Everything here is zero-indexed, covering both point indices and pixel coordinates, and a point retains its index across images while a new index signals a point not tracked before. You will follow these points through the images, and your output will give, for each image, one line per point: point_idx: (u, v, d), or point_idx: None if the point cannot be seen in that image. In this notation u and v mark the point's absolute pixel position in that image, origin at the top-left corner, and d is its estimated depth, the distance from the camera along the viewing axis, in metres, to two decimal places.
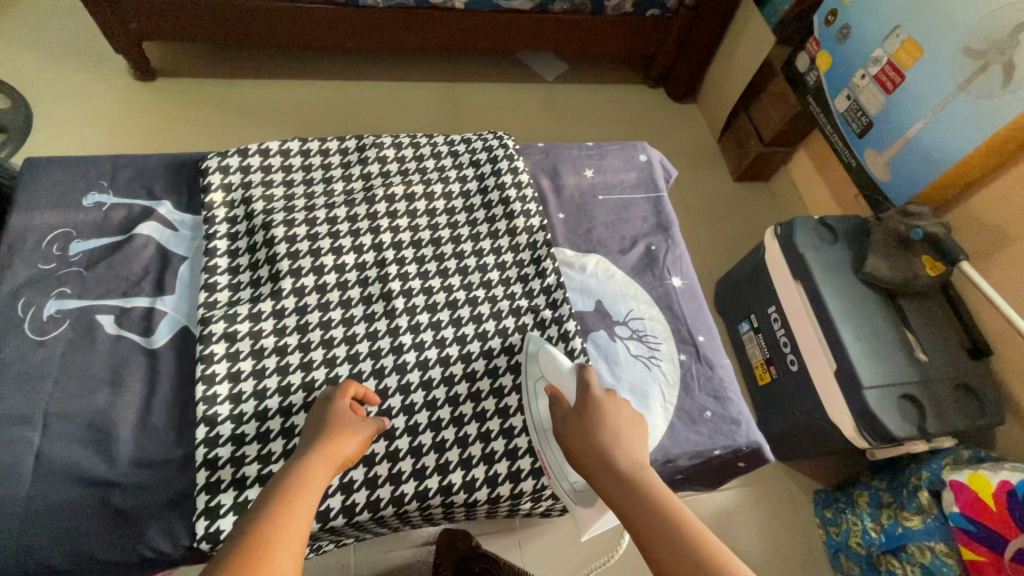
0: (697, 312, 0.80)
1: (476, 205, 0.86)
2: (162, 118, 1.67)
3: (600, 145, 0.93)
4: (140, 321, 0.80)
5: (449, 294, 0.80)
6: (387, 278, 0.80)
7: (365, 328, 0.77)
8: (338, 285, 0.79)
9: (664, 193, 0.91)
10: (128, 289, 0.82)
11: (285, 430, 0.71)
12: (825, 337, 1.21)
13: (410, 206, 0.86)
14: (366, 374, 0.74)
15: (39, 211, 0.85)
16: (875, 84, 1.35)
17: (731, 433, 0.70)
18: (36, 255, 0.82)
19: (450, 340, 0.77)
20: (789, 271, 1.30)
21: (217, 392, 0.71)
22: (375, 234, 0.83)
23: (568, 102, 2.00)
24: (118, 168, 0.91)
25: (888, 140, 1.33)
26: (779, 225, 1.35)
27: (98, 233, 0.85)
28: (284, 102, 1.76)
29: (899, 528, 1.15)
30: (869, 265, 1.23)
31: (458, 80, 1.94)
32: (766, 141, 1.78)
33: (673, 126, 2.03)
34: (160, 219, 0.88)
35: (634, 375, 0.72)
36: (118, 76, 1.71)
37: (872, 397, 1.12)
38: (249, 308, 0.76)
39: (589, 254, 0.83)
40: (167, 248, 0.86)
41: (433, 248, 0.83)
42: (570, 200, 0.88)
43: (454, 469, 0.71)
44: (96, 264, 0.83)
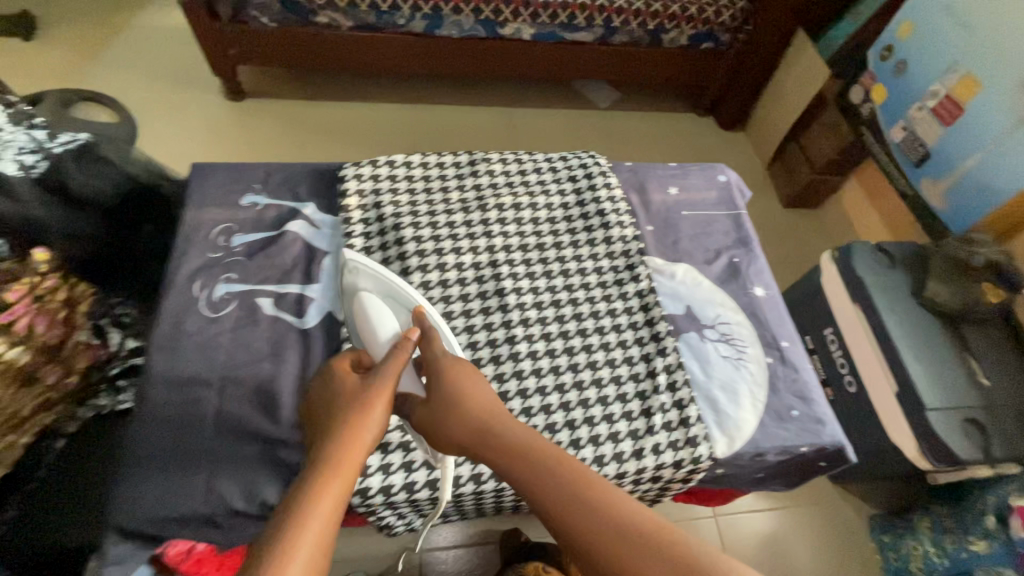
0: (780, 320, 0.85)
1: (574, 214, 0.90)
2: (249, 135, 1.82)
3: (683, 166, 0.98)
4: (294, 305, 0.88)
5: (553, 295, 0.82)
6: (500, 276, 0.83)
7: (482, 321, 0.80)
8: (458, 285, 0.82)
9: (742, 210, 0.96)
10: (283, 277, 0.90)
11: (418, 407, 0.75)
12: (887, 358, 1.23)
13: (518, 215, 0.89)
14: (484, 363, 0.77)
15: (206, 207, 0.93)
16: (933, 116, 1.39)
17: (817, 432, 0.75)
18: (205, 245, 0.90)
19: (558, 336, 0.79)
20: (847, 293, 1.33)
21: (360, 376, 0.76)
22: (488, 239, 0.86)
23: (621, 128, 2.09)
24: (269, 173, 0.99)
25: (946, 170, 1.37)
26: (836, 249, 1.39)
27: (255, 227, 0.93)
28: (357, 123, 1.90)
29: (963, 553, 1.16)
30: (929, 290, 1.26)
31: (517, 106, 2.05)
32: (818, 169, 1.82)
33: (722, 152, 2.10)
34: (306, 218, 0.94)
35: (725, 375, 0.77)
36: (212, 97, 1.88)
37: (935, 419, 1.14)
38: (384, 301, 0.81)
39: (677, 262, 0.87)
40: (312, 244, 0.93)
41: (540, 251, 0.86)
42: (658, 213, 0.92)
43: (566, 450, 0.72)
44: (256, 254, 0.91)
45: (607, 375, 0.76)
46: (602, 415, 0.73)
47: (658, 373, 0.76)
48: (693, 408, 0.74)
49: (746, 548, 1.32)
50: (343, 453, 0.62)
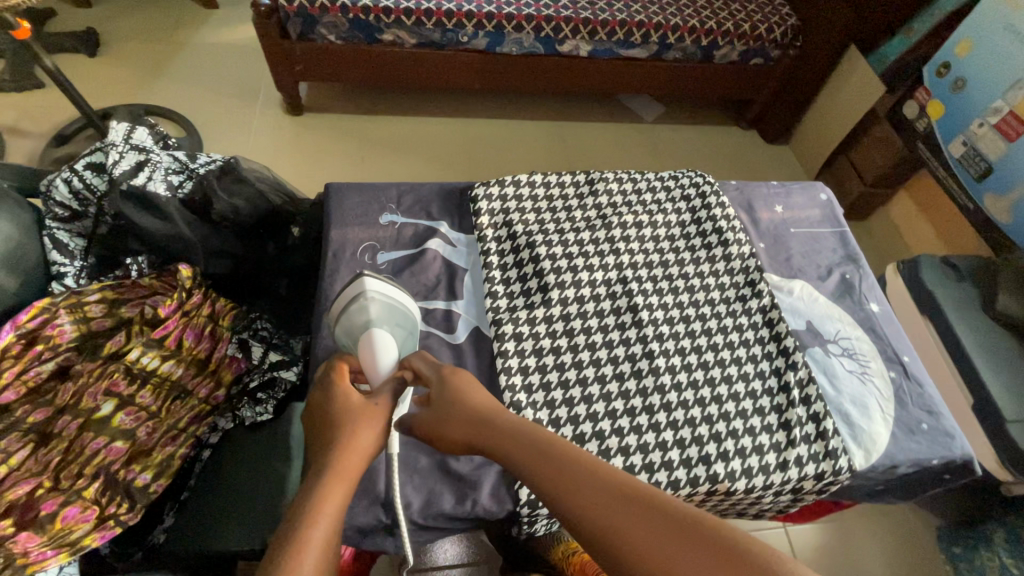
0: (897, 335, 0.87)
1: (692, 232, 0.93)
2: (310, 148, 1.86)
3: (784, 185, 1.01)
4: (442, 321, 0.83)
5: (682, 311, 0.85)
6: (632, 292, 0.86)
7: (619, 336, 0.83)
8: (592, 299, 0.85)
9: (845, 228, 0.99)
10: (427, 294, 0.85)
11: (572, 418, 0.76)
12: (963, 371, 1.25)
13: (640, 232, 0.92)
14: (627, 376, 0.79)
15: (347, 224, 0.88)
16: (996, 132, 1.42)
17: (947, 444, 0.77)
18: (353, 262, 0.85)
19: (692, 351, 0.82)
20: (917, 306, 1.35)
21: (515, 382, 0.78)
22: (616, 255, 0.89)
23: (667, 141, 2.13)
24: (401, 193, 0.93)
25: (1011, 184, 1.40)
26: (902, 262, 1.42)
27: (397, 245, 0.88)
28: (413, 137, 1.94)
29: None
30: (1001, 303, 1.28)
31: (567, 120, 2.10)
32: (868, 183, 1.85)
33: (768, 165, 2.13)
34: (443, 236, 0.90)
35: (853, 389, 0.79)
36: (273, 111, 1.92)
37: (1016, 431, 1.16)
38: (527, 314, 0.83)
39: (794, 279, 0.90)
40: (452, 262, 0.88)
41: (664, 267, 0.89)
42: (767, 231, 0.95)
43: (716, 461, 0.74)
44: (402, 271, 0.85)
45: (742, 389, 0.79)
46: (744, 428, 0.76)
47: (791, 387, 0.78)
48: (829, 422, 0.76)
49: (819, 558, 1.33)
50: (332, 468, 0.56)
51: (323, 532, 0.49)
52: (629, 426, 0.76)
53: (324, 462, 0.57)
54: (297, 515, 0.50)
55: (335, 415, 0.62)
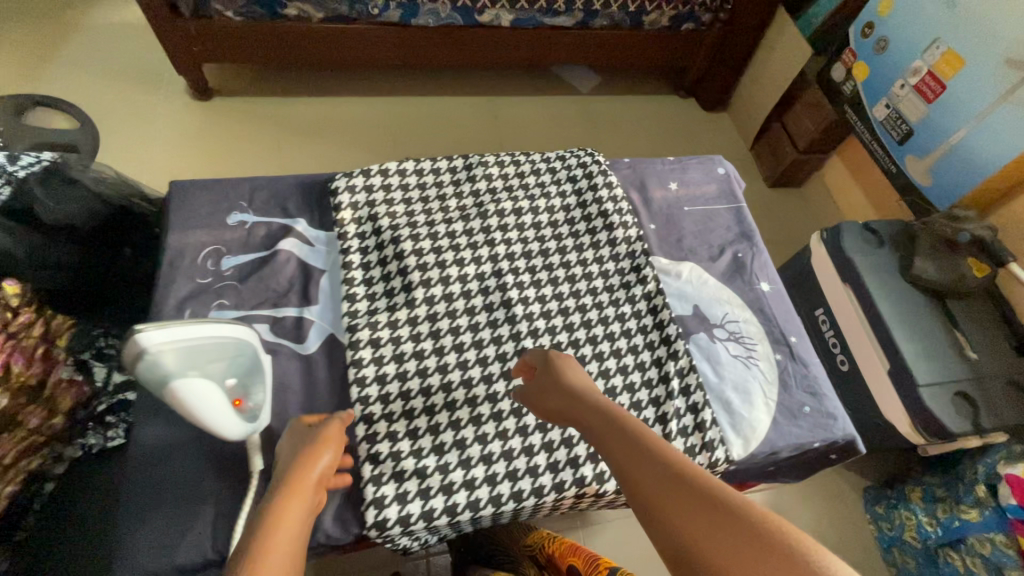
0: (787, 314, 0.87)
1: (576, 218, 0.92)
2: (221, 134, 1.75)
3: (681, 160, 1.00)
4: (292, 329, 0.82)
5: (560, 303, 0.84)
6: (506, 286, 0.85)
7: (490, 333, 0.82)
8: (463, 295, 0.84)
9: (743, 204, 0.99)
10: (278, 301, 0.84)
11: (432, 427, 0.76)
12: (880, 338, 1.25)
13: (518, 220, 0.91)
14: (496, 377, 0.80)
15: (191, 229, 0.85)
16: (915, 94, 1.40)
17: (828, 427, 0.78)
18: (193, 270, 0.83)
19: (566, 345, 0.81)
20: (839, 274, 1.35)
21: (369, 393, 0.77)
22: (491, 247, 0.88)
23: (603, 113, 2.06)
24: (255, 190, 0.92)
25: (930, 147, 1.38)
26: (825, 230, 1.40)
27: (246, 249, 0.86)
28: (334, 119, 1.83)
29: (956, 522, 1.19)
30: (917, 267, 1.28)
31: (497, 95, 2.01)
32: (802, 148, 1.82)
33: (705, 134, 2.09)
34: (299, 235, 0.88)
35: (737, 374, 0.80)
36: (177, 96, 1.79)
37: (928, 395, 1.17)
38: (387, 316, 0.81)
39: (683, 261, 0.89)
40: (307, 263, 0.87)
41: (543, 257, 0.88)
42: (660, 211, 0.94)
43: (584, 463, 0.76)
44: (249, 277, 0.84)
45: (619, 383, 0.78)
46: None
47: (671, 378, 0.78)
48: (707, 414, 0.76)
49: None
50: (291, 482, 0.62)
51: (286, 537, 0.55)
52: (493, 432, 0.76)
53: (282, 479, 0.62)
54: (259, 525, 0.55)
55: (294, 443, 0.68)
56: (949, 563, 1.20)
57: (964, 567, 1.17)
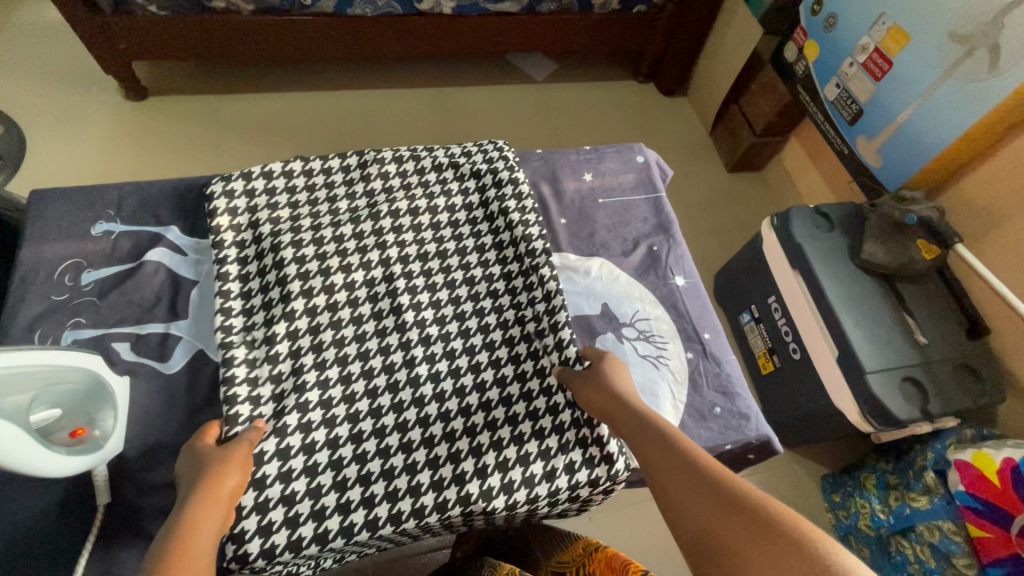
0: (701, 310, 0.87)
1: (478, 217, 0.91)
2: (157, 134, 1.68)
3: (597, 149, 1.00)
4: (156, 346, 0.80)
5: (456, 307, 0.84)
6: (396, 292, 0.83)
7: (377, 343, 0.80)
8: (349, 304, 0.82)
9: (662, 192, 0.99)
10: (143, 316, 0.82)
11: (305, 446, 0.72)
12: (828, 324, 1.22)
13: (415, 221, 0.90)
14: (381, 391, 0.77)
15: (50, 242, 0.83)
16: (864, 72, 1.36)
17: (741, 427, 0.77)
18: (49, 287, 0.81)
19: (460, 351, 0.81)
20: (787, 261, 1.31)
21: (239, 411, 0.72)
22: (382, 251, 0.86)
23: (558, 102, 2.01)
24: (124, 197, 0.89)
25: (878, 126, 1.34)
26: (775, 216, 1.36)
27: (108, 262, 0.84)
28: (276, 115, 1.78)
29: (906, 509, 1.16)
30: (866, 251, 1.25)
31: (449, 85, 1.96)
32: (758, 132, 1.78)
33: (664, 119, 2.04)
34: (168, 245, 0.86)
35: (644, 376, 0.79)
36: (110, 96, 1.72)
37: (875, 382, 1.14)
38: (265, 331, 0.78)
39: (593, 257, 0.89)
40: (178, 274, 0.85)
41: (440, 261, 0.87)
42: (571, 204, 0.94)
43: (471, 480, 0.72)
44: (110, 292, 0.82)
45: (517, 391, 0.78)
46: (510, 438, 0.75)
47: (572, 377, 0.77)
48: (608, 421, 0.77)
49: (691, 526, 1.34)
50: (204, 496, 0.58)
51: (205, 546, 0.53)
52: (373, 450, 0.73)
53: (192, 498, 0.58)
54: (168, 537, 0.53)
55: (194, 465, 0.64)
56: (901, 551, 1.16)
57: (914, 556, 1.13)
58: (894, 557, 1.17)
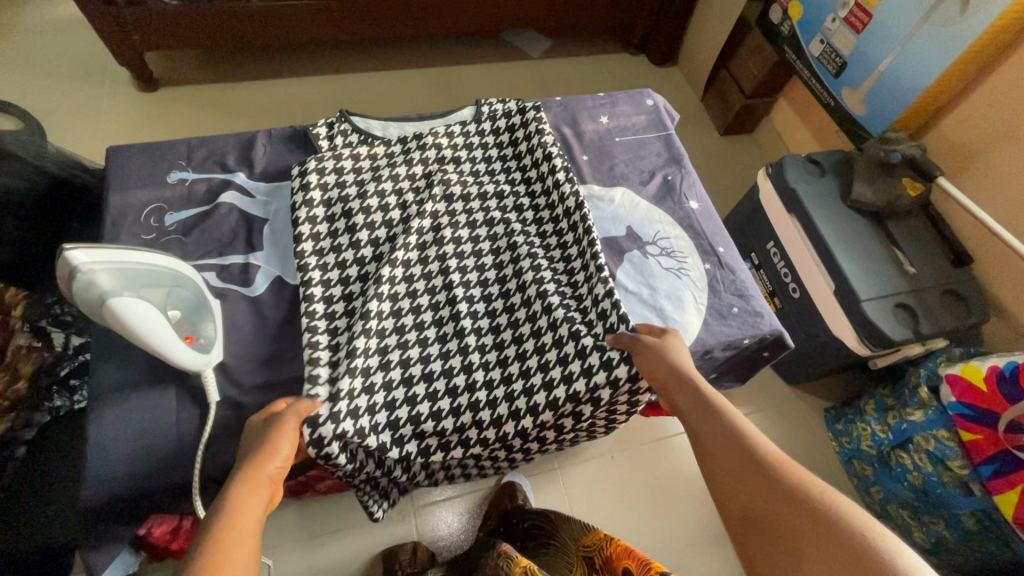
0: (714, 229, 0.96)
1: (524, 203, 0.96)
2: (172, 123, 1.74)
3: (611, 95, 1.08)
4: (239, 274, 0.87)
5: (501, 287, 0.89)
6: (448, 271, 0.89)
7: (432, 317, 0.86)
8: (406, 280, 0.87)
9: (671, 130, 1.07)
10: (224, 249, 0.89)
11: (366, 389, 0.80)
12: (824, 260, 1.31)
13: (465, 202, 0.94)
14: (434, 358, 0.84)
15: (132, 190, 0.90)
16: (846, 26, 1.44)
17: (756, 323, 0.87)
18: (137, 228, 0.88)
19: (506, 326, 0.86)
20: (784, 205, 1.40)
21: (320, 356, 0.80)
22: (436, 233, 0.91)
23: (554, 76, 2.09)
24: (192, 149, 0.96)
25: (862, 76, 1.43)
26: (770, 165, 1.46)
27: (187, 204, 0.91)
28: (285, 101, 1.85)
29: (903, 424, 1.25)
30: (856, 192, 1.34)
31: (448, 66, 2.03)
32: (749, 93, 1.87)
33: (657, 88, 2.13)
34: (238, 188, 0.93)
35: (669, 285, 0.88)
36: (123, 88, 1.77)
37: (870, 308, 1.23)
38: (341, 297, 0.86)
39: (615, 187, 0.98)
40: (249, 214, 0.92)
41: (492, 243, 0.92)
42: (591, 142, 1.03)
43: (506, 422, 0.81)
44: (193, 229, 0.89)
45: (550, 341, 0.84)
46: (541, 384, 0.82)
47: (608, 314, 0.84)
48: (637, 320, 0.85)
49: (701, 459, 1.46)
50: (246, 481, 0.61)
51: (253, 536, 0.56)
52: (427, 412, 0.80)
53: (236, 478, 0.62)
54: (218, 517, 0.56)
55: (248, 445, 0.67)
56: (901, 463, 1.26)
57: (912, 464, 1.22)
58: (895, 470, 1.27)
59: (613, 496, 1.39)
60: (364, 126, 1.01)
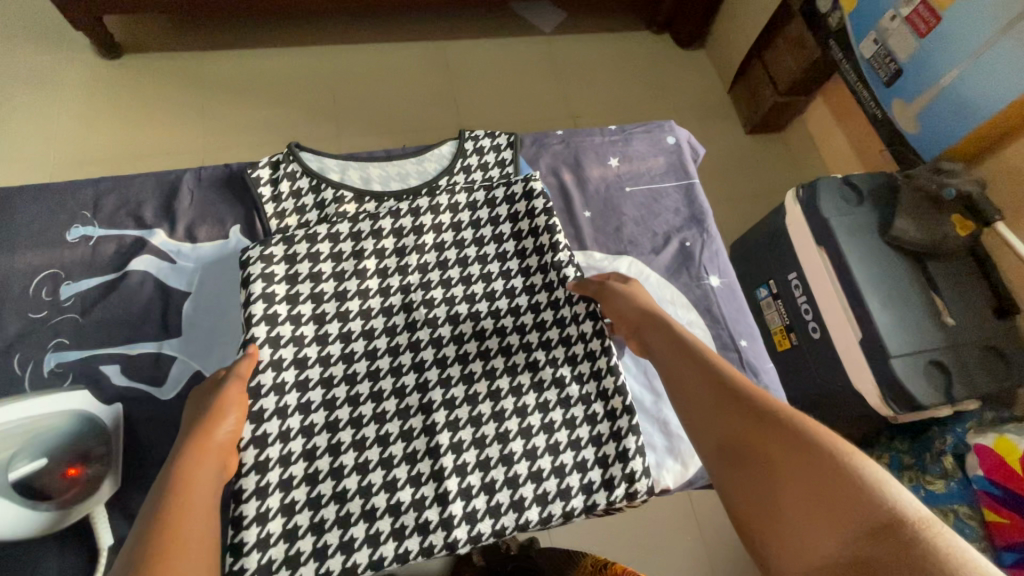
0: (736, 311, 0.90)
1: (517, 288, 0.81)
2: (137, 98, 1.57)
3: (625, 130, 0.99)
4: (146, 370, 0.83)
5: (494, 405, 0.74)
6: (426, 386, 0.74)
7: (402, 449, 0.71)
8: (372, 396, 0.73)
9: (694, 177, 0.99)
10: (131, 335, 0.85)
11: (317, 551, 0.66)
12: (852, 306, 1.17)
13: (447, 294, 0.80)
14: (405, 507, 0.68)
15: (22, 253, 0.86)
16: (906, 27, 1.23)
17: None
18: (27, 303, 0.84)
19: (495, 458, 0.72)
20: (812, 237, 1.25)
21: (244, 512, 0.65)
22: (412, 332, 0.77)
23: (566, 57, 1.87)
24: (101, 196, 0.91)
25: (919, 89, 1.24)
26: (801, 186, 1.29)
27: (89, 273, 0.87)
28: (264, 76, 1.66)
29: (921, 491, 1.14)
30: (897, 228, 1.18)
31: (449, 39, 1.82)
32: (783, 91, 1.67)
33: (680, 74, 1.91)
34: (152, 252, 0.88)
35: None
36: (84, 55, 1.58)
37: (899, 367, 1.11)
38: (279, 425, 0.69)
39: (622, 256, 0.90)
40: (165, 283, 0.88)
41: (478, 342, 0.78)
42: (597, 194, 0.95)
43: None
44: (92, 306, 0.85)
45: (546, 465, 0.72)
46: (537, 519, 0.70)
47: (604, 440, 0.74)
48: (643, 435, 0.84)
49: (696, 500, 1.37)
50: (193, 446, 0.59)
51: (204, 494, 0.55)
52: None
53: (181, 445, 0.59)
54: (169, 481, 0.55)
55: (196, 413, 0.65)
56: None
57: None
58: None
59: (600, 537, 1.31)
60: (318, 167, 0.87)
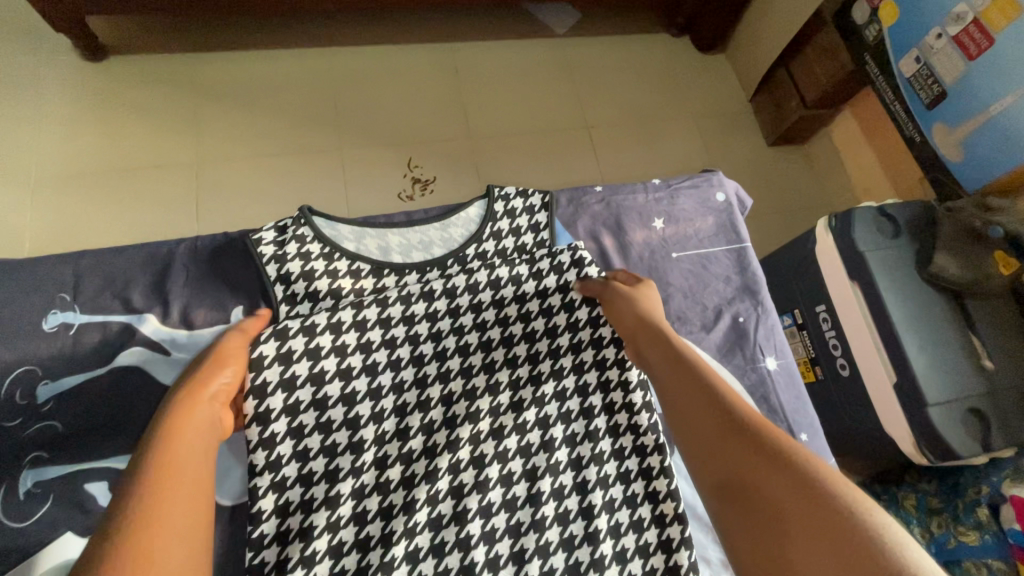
0: (792, 395, 0.94)
1: (565, 367, 0.83)
2: (123, 105, 1.46)
3: (670, 186, 1.02)
4: None
5: (534, 513, 0.75)
6: (463, 492, 0.75)
7: (429, 540, 0.72)
8: (404, 507, 0.73)
9: (746, 241, 1.03)
10: (118, 445, 0.81)
11: None
12: (887, 348, 1.11)
13: (489, 379, 0.81)
14: None
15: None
16: (953, 47, 1.15)
17: None
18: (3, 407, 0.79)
19: (531, 553, 0.73)
20: (846, 271, 1.18)
21: None
22: (450, 428, 0.78)
23: (580, 61, 1.77)
24: (83, 276, 0.87)
25: (964, 115, 1.16)
26: (834, 215, 1.21)
27: (70, 370, 0.82)
28: (261, 80, 1.55)
29: (951, 542, 1.10)
30: (937, 264, 1.12)
31: (458, 41, 1.71)
32: (809, 104, 1.58)
33: (699, 81, 1.82)
34: (142, 342, 0.85)
35: None
36: (65, 57, 1.47)
37: (936, 415, 1.06)
38: (301, 548, 0.69)
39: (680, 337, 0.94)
40: (156, 378, 0.84)
41: (520, 437, 0.79)
42: (643, 258, 0.98)
43: None
44: (73, 407, 0.81)
45: None
46: None
47: (651, 548, 0.75)
48: (698, 548, 0.82)
49: None
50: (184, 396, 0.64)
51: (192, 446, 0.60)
52: None
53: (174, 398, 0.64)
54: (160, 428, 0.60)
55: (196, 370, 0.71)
56: None
57: None
58: None
59: None
60: (330, 232, 0.86)
